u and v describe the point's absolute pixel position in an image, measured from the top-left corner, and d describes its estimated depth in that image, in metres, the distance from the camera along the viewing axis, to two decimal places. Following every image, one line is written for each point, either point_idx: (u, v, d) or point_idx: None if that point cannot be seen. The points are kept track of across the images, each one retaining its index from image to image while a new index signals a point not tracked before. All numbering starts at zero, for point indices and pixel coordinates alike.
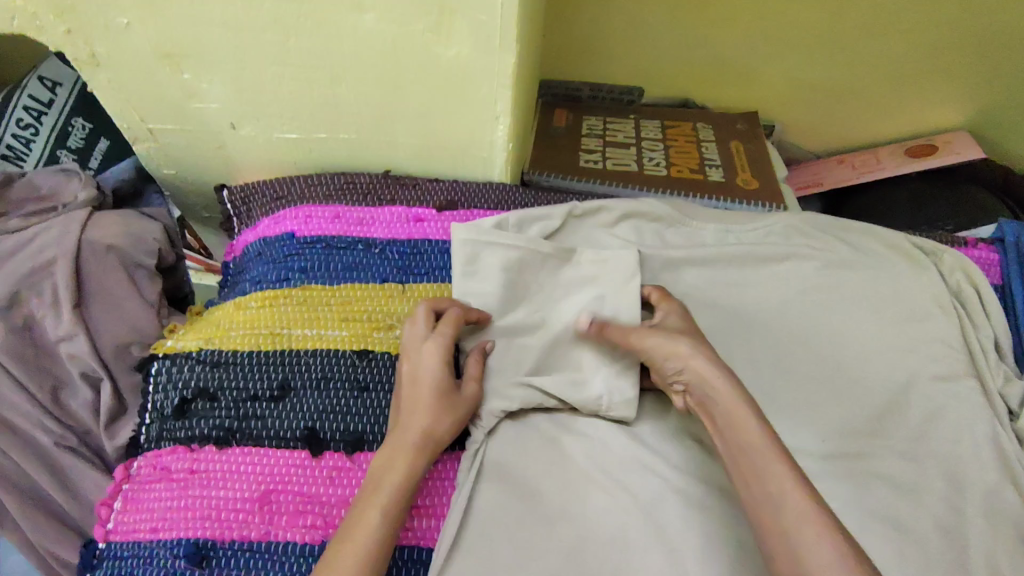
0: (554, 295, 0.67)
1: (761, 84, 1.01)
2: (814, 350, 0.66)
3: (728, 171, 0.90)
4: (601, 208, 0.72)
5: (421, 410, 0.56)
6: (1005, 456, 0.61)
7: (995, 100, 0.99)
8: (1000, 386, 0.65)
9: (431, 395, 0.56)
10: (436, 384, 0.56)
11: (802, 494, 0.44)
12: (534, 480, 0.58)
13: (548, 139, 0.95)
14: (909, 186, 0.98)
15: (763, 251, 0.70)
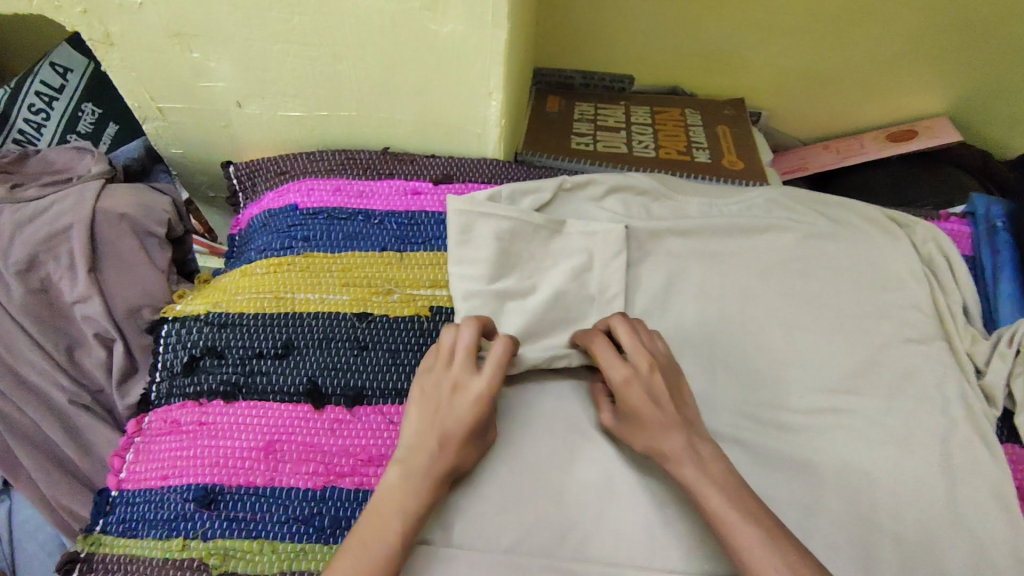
0: (545, 264, 0.70)
1: (747, 72, 1.04)
2: (791, 315, 0.70)
3: (714, 153, 0.94)
4: (589, 182, 0.75)
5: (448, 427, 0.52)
6: (974, 412, 0.64)
7: (973, 86, 1.02)
8: (968, 346, 0.68)
9: (469, 418, 0.53)
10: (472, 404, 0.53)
11: (745, 520, 0.48)
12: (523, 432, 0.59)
13: (541, 123, 0.99)
14: (889, 169, 1.01)
15: (744, 222, 0.74)
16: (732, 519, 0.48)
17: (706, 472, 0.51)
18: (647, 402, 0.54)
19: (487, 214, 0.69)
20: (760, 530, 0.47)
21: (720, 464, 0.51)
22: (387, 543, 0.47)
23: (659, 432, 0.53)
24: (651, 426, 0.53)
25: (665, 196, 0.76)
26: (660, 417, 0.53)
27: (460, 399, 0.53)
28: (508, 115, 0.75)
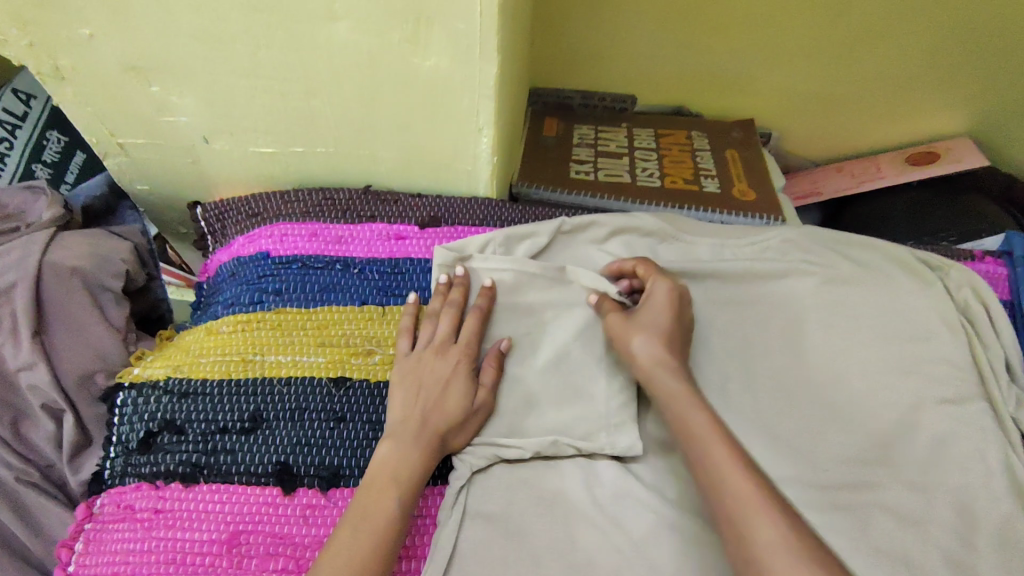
0: (548, 327, 0.64)
1: (759, 91, 0.97)
2: (815, 372, 0.63)
3: (724, 182, 0.87)
4: (591, 223, 0.68)
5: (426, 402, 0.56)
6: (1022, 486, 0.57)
7: (999, 105, 0.95)
8: (1013, 410, 0.61)
9: (451, 386, 0.57)
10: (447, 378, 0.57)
11: (723, 439, 0.49)
12: (521, 518, 0.54)
13: (538, 149, 0.92)
14: (909, 195, 0.95)
15: (762, 267, 0.67)
16: (709, 435, 0.49)
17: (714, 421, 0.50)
18: (654, 325, 0.58)
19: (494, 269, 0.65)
20: (742, 474, 0.46)
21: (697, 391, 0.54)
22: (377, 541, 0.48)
23: (654, 350, 0.56)
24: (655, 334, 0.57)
25: (675, 237, 0.69)
26: (659, 343, 0.57)
27: (442, 372, 0.57)
28: (501, 151, 0.68)
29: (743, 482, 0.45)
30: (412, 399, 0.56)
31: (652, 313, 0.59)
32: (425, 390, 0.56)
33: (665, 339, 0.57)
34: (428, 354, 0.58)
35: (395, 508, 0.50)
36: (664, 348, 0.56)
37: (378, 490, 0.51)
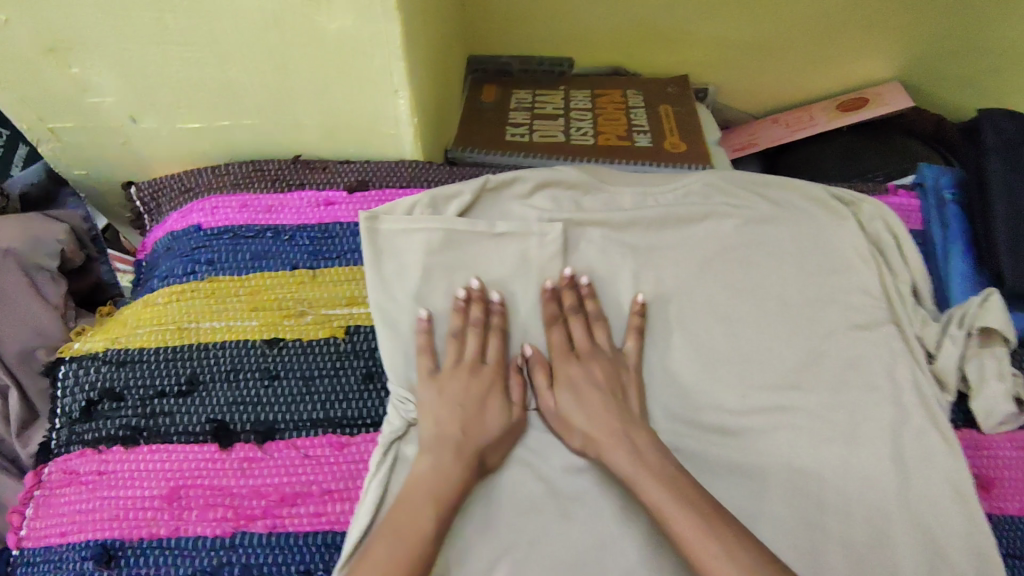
0: (478, 281, 0.65)
1: (690, 47, 0.99)
2: (733, 309, 0.65)
3: (656, 135, 0.89)
4: (515, 178, 0.70)
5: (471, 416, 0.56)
6: (924, 398, 0.61)
7: (925, 46, 0.97)
8: (917, 330, 0.64)
9: (490, 408, 0.58)
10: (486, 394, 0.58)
11: (681, 505, 0.49)
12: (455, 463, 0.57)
13: (475, 114, 0.93)
14: (840, 141, 0.97)
15: (681, 211, 0.69)
16: (660, 499, 0.50)
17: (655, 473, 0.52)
18: (589, 406, 0.58)
19: (410, 229, 0.66)
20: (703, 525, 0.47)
21: (649, 455, 0.54)
22: (415, 550, 0.47)
23: (584, 426, 0.57)
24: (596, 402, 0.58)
25: (597, 187, 0.71)
26: (597, 419, 0.57)
27: (483, 386, 0.59)
28: (423, 113, 0.69)
29: (699, 532, 0.47)
30: (443, 421, 0.56)
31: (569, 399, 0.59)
32: (467, 406, 0.57)
33: (606, 408, 0.58)
34: (456, 373, 0.59)
35: (431, 516, 0.50)
36: (617, 423, 0.56)
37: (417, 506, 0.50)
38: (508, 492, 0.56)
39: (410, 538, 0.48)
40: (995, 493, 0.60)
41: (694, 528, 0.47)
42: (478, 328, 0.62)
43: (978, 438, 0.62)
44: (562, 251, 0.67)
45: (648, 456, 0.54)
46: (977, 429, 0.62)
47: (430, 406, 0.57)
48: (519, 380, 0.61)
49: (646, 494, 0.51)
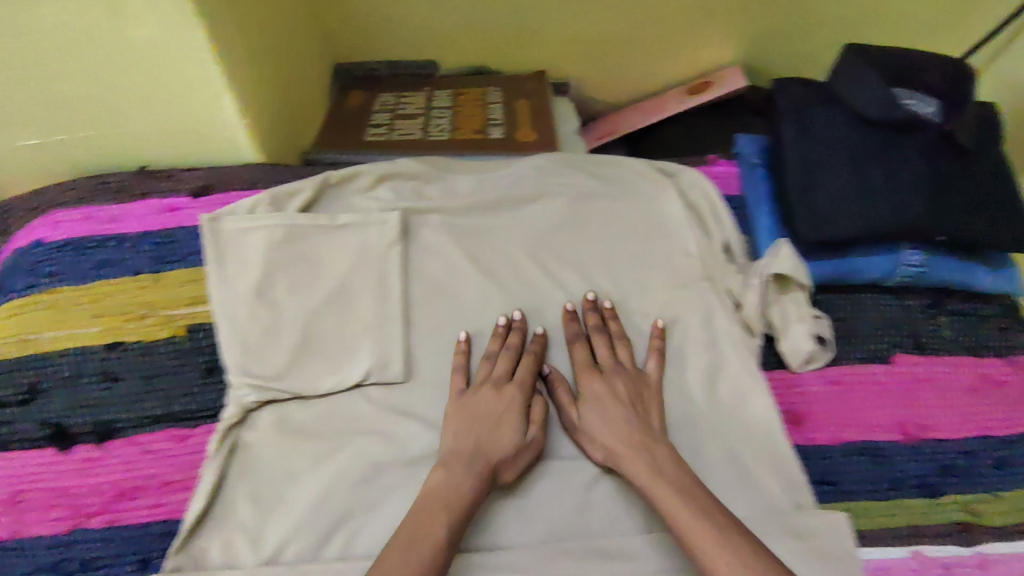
0: (317, 271, 0.68)
1: (543, 43, 1.04)
2: (564, 281, 0.70)
3: (509, 128, 0.94)
4: (356, 173, 0.73)
5: (487, 428, 0.57)
6: (731, 341, 0.66)
7: (757, 30, 1.05)
8: (728, 282, 0.70)
9: (508, 423, 0.58)
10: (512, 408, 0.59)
11: (700, 521, 0.49)
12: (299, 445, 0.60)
13: (338, 117, 0.96)
14: (687, 122, 1.05)
15: (515, 194, 0.74)
16: (680, 513, 0.50)
17: (677, 490, 0.52)
18: (602, 417, 0.58)
19: (250, 227, 0.68)
20: (721, 538, 0.48)
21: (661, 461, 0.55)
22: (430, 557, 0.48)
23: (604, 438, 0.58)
24: (620, 414, 0.58)
25: (435, 177, 0.75)
26: (614, 429, 0.57)
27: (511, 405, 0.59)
28: (256, 115, 0.72)
29: (714, 541, 0.48)
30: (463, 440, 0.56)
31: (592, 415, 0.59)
32: (478, 425, 0.57)
33: (628, 428, 0.57)
34: (490, 394, 0.59)
35: (446, 525, 0.50)
36: (626, 436, 0.56)
37: (430, 514, 0.50)
38: (535, 501, 0.58)
39: (424, 546, 0.48)
40: (807, 425, 0.65)
41: (711, 538, 0.48)
42: (507, 352, 0.63)
43: (786, 377, 0.67)
44: (401, 238, 0.70)
45: (667, 469, 0.54)
46: (784, 369, 0.68)
47: (452, 421, 0.58)
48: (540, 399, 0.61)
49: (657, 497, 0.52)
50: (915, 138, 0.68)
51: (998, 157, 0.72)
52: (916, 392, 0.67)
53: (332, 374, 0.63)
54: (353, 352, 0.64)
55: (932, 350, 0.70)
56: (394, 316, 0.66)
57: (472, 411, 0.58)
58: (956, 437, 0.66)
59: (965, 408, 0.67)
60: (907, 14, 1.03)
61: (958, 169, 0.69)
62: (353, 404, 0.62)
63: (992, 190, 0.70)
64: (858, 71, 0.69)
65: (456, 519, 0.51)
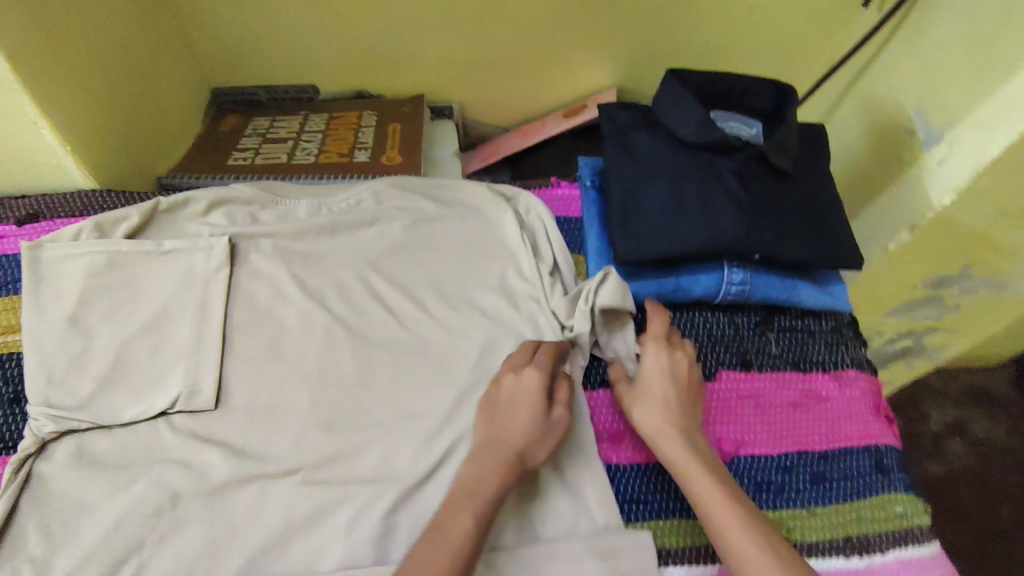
0: (137, 298, 0.67)
1: (420, 67, 1.05)
2: (392, 305, 0.69)
3: (376, 151, 0.94)
4: (188, 199, 0.73)
5: (537, 412, 0.59)
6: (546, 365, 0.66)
7: (630, 54, 1.07)
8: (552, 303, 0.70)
9: (525, 407, 0.59)
10: (538, 396, 0.60)
11: (750, 532, 0.53)
12: (97, 476, 0.59)
13: (207, 142, 0.96)
14: (561, 144, 1.08)
15: (348, 219, 0.73)
16: (721, 513, 0.54)
17: (719, 492, 0.56)
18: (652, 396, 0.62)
19: (72, 255, 0.67)
20: (760, 537, 0.52)
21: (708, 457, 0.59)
22: (458, 552, 0.49)
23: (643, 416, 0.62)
24: (654, 408, 0.62)
25: (272, 202, 0.75)
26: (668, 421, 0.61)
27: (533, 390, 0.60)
28: (83, 140, 0.71)
29: (746, 541, 0.52)
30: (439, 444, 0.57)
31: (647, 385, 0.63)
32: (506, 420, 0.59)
33: (680, 416, 0.61)
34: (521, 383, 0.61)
35: (468, 527, 0.50)
36: (659, 422, 0.61)
37: (459, 504, 0.52)
38: (531, 513, 0.59)
39: (451, 542, 0.49)
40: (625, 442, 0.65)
41: (749, 541, 0.52)
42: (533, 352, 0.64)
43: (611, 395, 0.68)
44: (228, 263, 0.69)
45: (713, 467, 0.58)
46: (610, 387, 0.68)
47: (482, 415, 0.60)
48: (565, 380, 0.63)
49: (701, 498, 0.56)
50: (732, 159, 0.70)
51: (819, 176, 0.74)
52: (738, 409, 0.68)
53: (136, 402, 0.62)
54: (165, 379, 0.64)
55: (759, 367, 0.71)
56: (213, 342, 0.65)
57: (506, 403, 0.60)
58: (775, 453, 0.66)
59: (786, 423, 0.68)
60: (775, 35, 1.05)
61: (776, 189, 0.71)
62: (156, 433, 0.61)
63: (810, 209, 0.72)
64: (677, 95, 0.70)
65: (485, 510, 0.52)
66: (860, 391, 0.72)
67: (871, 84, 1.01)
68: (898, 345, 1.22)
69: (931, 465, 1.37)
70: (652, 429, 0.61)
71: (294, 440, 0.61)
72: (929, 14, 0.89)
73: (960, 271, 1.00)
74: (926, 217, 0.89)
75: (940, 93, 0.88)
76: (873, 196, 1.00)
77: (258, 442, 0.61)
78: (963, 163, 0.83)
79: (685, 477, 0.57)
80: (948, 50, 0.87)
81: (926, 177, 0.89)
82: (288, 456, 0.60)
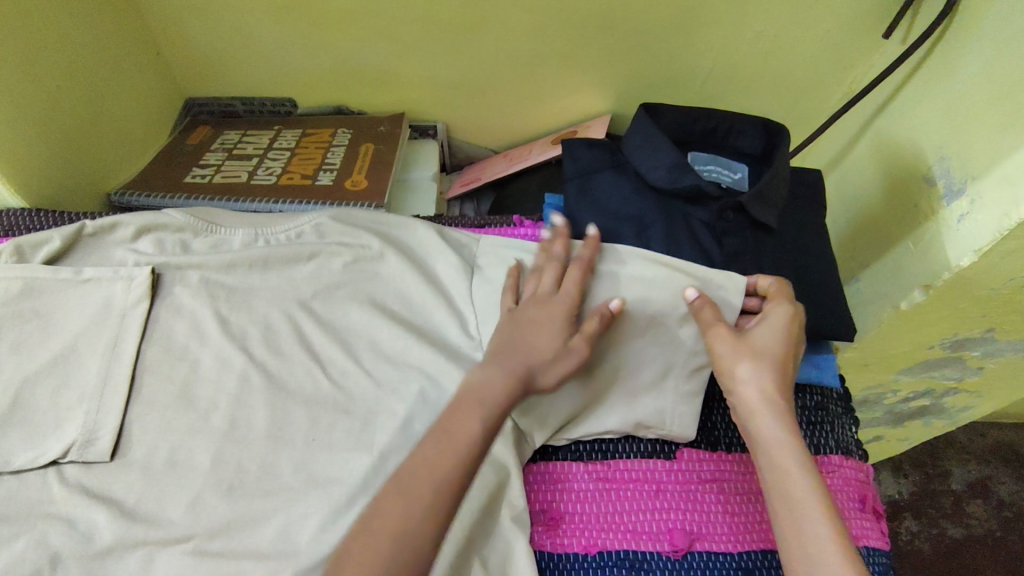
0: (50, 329, 0.63)
1: (401, 86, 0.99)
2: (320, 355, 0.64)
3: (342, 174, 0.89)
4: (116, 223, 0.68)
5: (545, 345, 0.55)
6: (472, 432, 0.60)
7: (625, 80, 0.99)
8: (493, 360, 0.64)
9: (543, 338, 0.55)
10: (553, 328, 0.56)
11: (829, 529, 0.45)
12: None
13: (169, 156, 0.91)
14: (548, 171, 0.98)
15: (282, 253, 0.68)
16: (807, 507, 0.47)
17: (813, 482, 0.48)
18: (758, 350, 0.54)
19: None
20: (843, 546, 0.45)
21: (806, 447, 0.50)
22: None
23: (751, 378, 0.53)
24: (754, 357, 0.53)
25: (206, 229, 0.69)
26: (774, 375, 0.52)
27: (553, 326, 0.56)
28: (11, 154, 0.69)
29: (817, 531, 0.45)
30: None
31: (766, 339, 0.54)
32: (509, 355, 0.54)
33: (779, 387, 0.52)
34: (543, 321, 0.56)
35: None
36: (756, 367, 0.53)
37: None
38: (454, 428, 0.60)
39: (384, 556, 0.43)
40: (564, 527, 0.58)
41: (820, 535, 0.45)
42: (576, 260, 0.60)
43: (554, 472, 0.61)
44: (148, 297, 0.64)
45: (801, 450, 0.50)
46: (553, 462, 0.61)
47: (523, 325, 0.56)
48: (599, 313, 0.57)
49: (781, 486, 0.48)
50: (706, 209, 0.65)
51: (805, 234, 0.67)
52: (697, 496, 0.60)
53: (27, 448, 0.58)
54: (66, 420, 0.59)
55: (728, 447, 0.63)
56: (121, 384, 0.60)
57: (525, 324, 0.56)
58: (735, 550, 0.58)
59: (752, 516, 0.60)
60: (785, 66, 0.96)
61: (755, 246, 0.64)
62: (45, 484, 0.56)
63: (790, 272, 0.64)
64: (648, 132, 0.66)
65: None
66: (843, 480, 0.64)
67: (890, 124, 0.91)
68: (914, 404, 1.10)
69: (950, 527, 1.25)
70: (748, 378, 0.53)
71: (188, 504, 0.55)
72: (954, 50, 0.80)
73: (983, 335, 0.90)
74: (940, 278, 0.79)
75: (960, 140, 0.78)
76: (885, 248, 0.91)
77: (153, 500, 0.56)
78: (986, 222, 0.73)
79: (772, 441, 0.50)
80: (971, 94, 0.77)
81: (943, 234, 0.79)
82: (184, 522, 0.54)
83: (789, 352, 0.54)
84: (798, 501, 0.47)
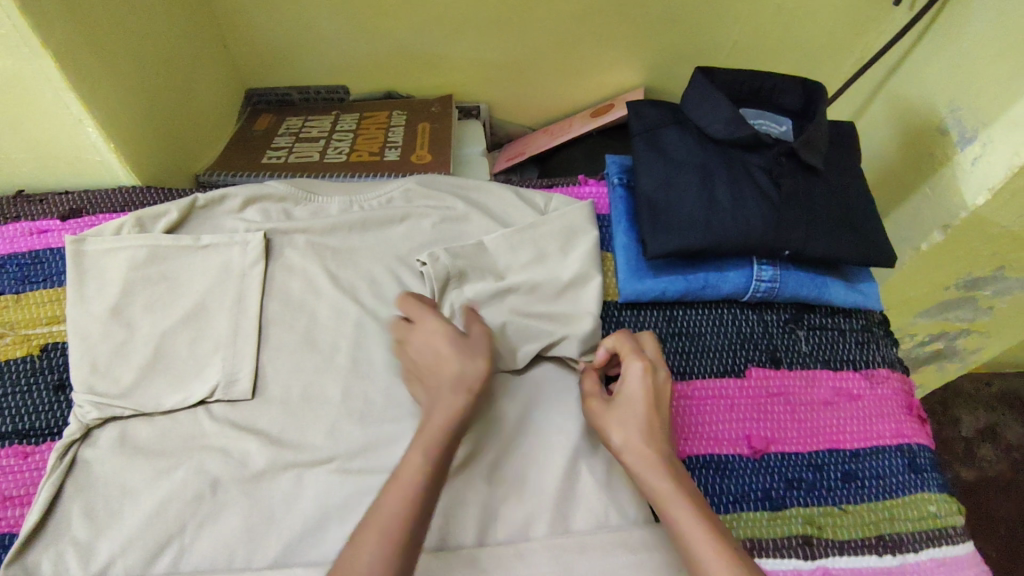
0: (178, 289, 0.68)
1: (449, 69, 1.07)
2: None
3: (406, 150, 0.96)
4: (224, 196, 0.74)
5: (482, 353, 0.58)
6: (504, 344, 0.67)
7: (655, 56, 1.07)
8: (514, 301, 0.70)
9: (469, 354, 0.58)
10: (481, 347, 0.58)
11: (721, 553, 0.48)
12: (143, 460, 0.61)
13: (242, 141, 0.98)
14: (588, 143, 1.06)
15: (379, 215, 0.75)
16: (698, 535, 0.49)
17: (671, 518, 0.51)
18: (627, 413, 0.58)
19: (115, 247, 0.68)
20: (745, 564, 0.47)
21: (690, 488, 0.53)
22: None
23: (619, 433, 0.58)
24: (624, 422, 0.58)
25: (305, 198, 0.77)
26: (641, 431, 0.57)
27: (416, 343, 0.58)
28: (128, 136, 0.75)
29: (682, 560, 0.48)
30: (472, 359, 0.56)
31: (626, 405, 0.59)
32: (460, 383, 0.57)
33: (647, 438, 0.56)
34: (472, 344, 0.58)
35: None
36: (622, 430, 0.58)
37: None
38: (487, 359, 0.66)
39: None
40: None
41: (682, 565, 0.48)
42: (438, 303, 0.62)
43: None
44: (263, 258, 0.70)
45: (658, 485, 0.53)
46: None
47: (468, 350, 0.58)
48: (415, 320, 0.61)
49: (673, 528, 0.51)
50: (762, 155, 0.73)
51: (847, 175, 0.75)
52: (768, 407, 0.68)
53: (175, 391, 0.64)
54: (206, 367, 0.66)
55: (788, 365, 0.71)
56: (252, 335, 0.67)
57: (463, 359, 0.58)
58: (804, 450, 0.67)
59: (816, 422, 0.68)
60: (804, 35, 1.05)
61: (804, 187, 0.72)
62: (197, 421, 0.63)
63: (837, 208, 0.72)
64: (707, 90, 0.73)
65: None
66: (892, 389, 0.72)
67: (903, 84, 1.00)
68: (929, 348, 1.18)
69: (963, 469, 1.34)
70: (624, 439, 0.57)
71: (328, 431, 0.62)
72: (960, 11, 0.89)
73: (993, 273, 0.98)
74: (957, 217, 0.88)
75: (971, 91, 0.87)
76: (903, 196, 1.00)
77: (294, 430, 0.63)
78: (997, 162, 0.82)
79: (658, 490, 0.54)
80: (979, 49, 0.86)
81: (959, 177, 0.88)
82: (325, 445, 0.62)
83: (654, 406, 0.58)
84: (682, 534, 0.50)
